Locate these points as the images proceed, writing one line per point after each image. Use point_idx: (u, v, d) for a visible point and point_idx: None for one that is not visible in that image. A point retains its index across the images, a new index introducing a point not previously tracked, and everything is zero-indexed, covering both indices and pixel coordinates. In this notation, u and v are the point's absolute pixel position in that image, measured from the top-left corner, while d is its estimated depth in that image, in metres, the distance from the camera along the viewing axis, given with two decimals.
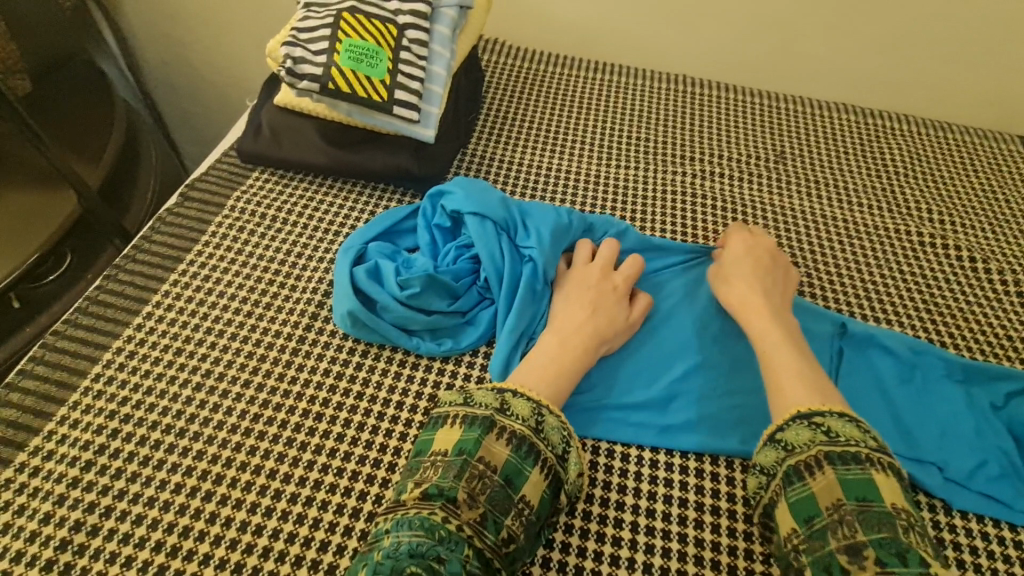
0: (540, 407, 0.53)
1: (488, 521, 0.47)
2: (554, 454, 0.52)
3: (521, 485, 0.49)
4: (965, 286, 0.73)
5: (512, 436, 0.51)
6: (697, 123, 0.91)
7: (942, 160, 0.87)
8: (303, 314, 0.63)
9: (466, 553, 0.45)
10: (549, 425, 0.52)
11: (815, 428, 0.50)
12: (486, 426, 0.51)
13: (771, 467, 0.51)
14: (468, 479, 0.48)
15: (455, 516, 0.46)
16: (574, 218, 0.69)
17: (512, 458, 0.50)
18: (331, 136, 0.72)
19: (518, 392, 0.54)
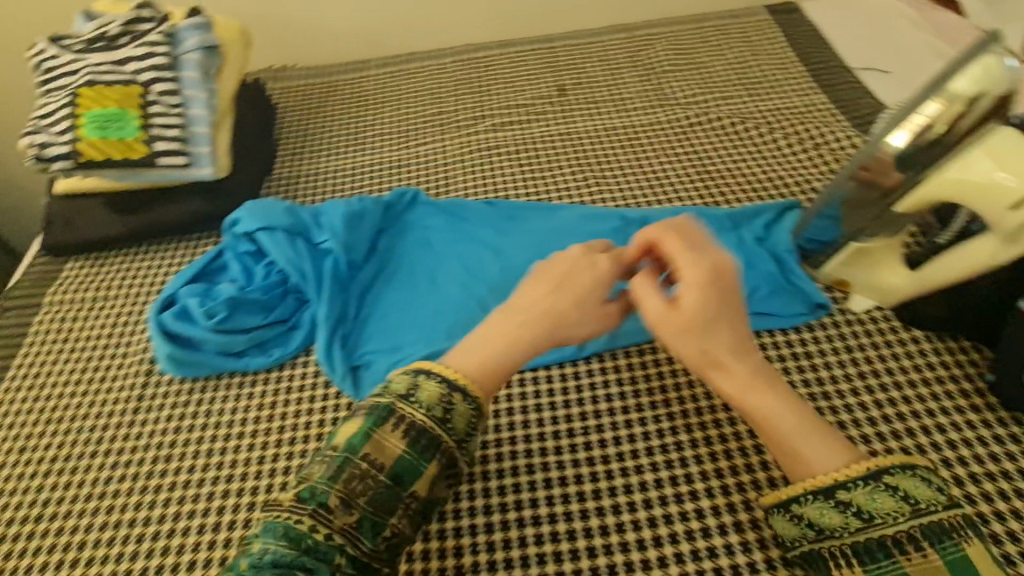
0: (452, 391, 0.43)
1: (363, 523, 0.40)
2: (455, 440, 0.43)
3: (413, 483, 0.41)
4: (718, 148, 0.87)
5: (412, 428, 0.42)
6: (483, 85, 1.02)
7: (685, 55, 1.03)
8: (137, 375, 0.68)
9: (337, 560, 0.38)
10: (457, 415, 0.43)
11: (892, 492, 0.40)
12: (382, 417, 0.42)
13: (836, 530, 0.41)
14: (347, 480, 0.40)
15: (325, 522, 0.39)
16: (367, 203, 0.76)
17: (406, 454, 0.41)
18: (122, 205, 0.77)
19: (434, 373, 0.44)
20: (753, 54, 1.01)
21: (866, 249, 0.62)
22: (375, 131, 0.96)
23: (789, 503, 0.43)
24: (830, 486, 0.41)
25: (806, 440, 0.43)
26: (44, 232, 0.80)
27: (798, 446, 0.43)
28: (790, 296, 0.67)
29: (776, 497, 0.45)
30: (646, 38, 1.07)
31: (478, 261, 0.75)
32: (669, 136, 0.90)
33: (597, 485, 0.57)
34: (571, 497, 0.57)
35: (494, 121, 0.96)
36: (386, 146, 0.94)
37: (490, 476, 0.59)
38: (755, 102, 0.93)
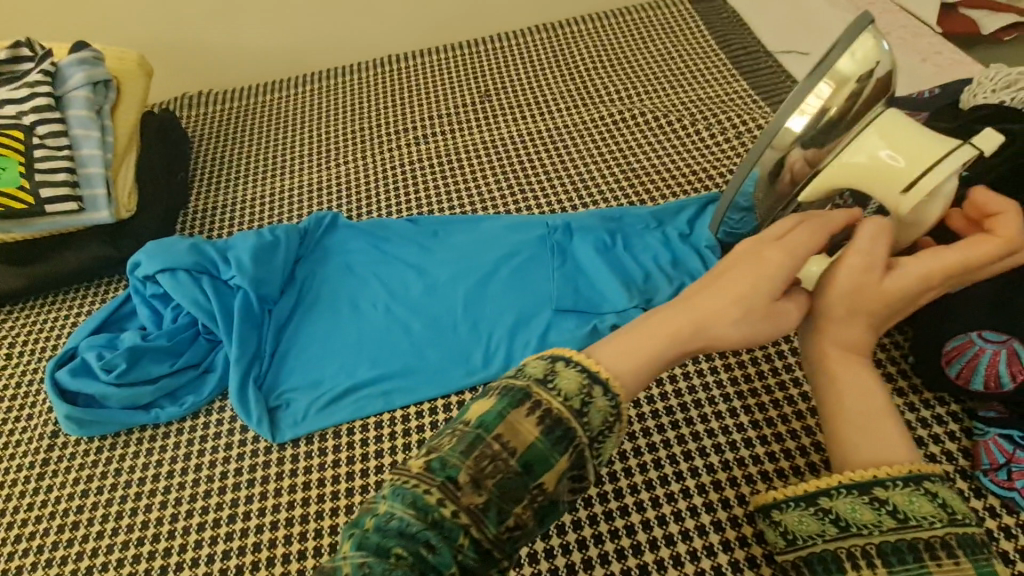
0: (593, 383, 0.36)
1: (492, 511, 0.32)
2: (588, 438, 0.34)
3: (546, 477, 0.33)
4: (643, 144, 0.86)
5: (545, 414, 0.34)
6: (406, 98, 0.99)
7: (608, 51, 1.01)
8: (42, 437, 0.64)
9: (460, 543, 0.32)
10: (595, 412, 0.35)
11: (930, 497, 0.36)
12: (518, 397, 0.34)
13: (865, 527, 0.36)
14: (479, 454, 0.33)
15: (453, 500, 0.32)
16: (279, 233, 0.73)
17: (540, 441, 0.33)
18: (16, 257, 0.72)
19: (572, 358, 0.36)
20: (675, 45, 1.00)
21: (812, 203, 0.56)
22: (296, 154, 0.93)
23: (819, 496, 0.38)
24: (871, 479, 0.37)
25: (875, 436, 0.40)
26: None
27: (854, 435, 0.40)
28: None
29: (800, 487, 0.39)
30: (569, 37, 1.05)
31: (400, 283, 0.73)
32: (594, 136, 0.88)
33: None
34: None
35: (418, 135, 0.93)
36: (307, 169, 0.90)
37: None
38: (679, 94, 0.92)
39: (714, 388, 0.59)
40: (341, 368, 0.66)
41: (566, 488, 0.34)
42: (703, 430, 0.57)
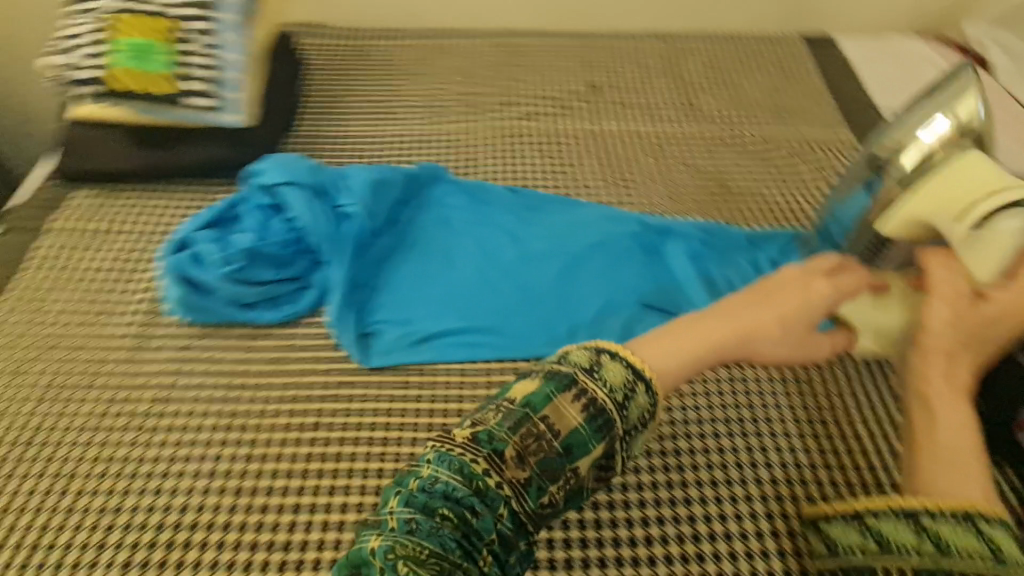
0: (637, 379, 0.44)
1: (532, 485, 0.39)
2: (623, 427, 0.42)
3: (582, 458, 0.41)
4: (740, 170, 0.89)
5: (590, 402, 0.41)
6: (516, 70, 1.00)
7: (719, 75, 1.04)
8: (139, 313, 0.66)
9: (500, 511, 0.38)
10: (621, 399, 0.42)
11: (976, 534, 0.39)
12: (564, 384, 0.42)
13: (904, 549, 0.40)
14: (523, 434, 0.40)
15: (497, 470, 0.39)
16: (392, 174, 0.75)
17: (581, 428, 0.41)
18: (143, 141, 0.75)
19: (615, 354, 0.44)
20: (784, 82, 1.03)
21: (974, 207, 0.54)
22: (405, 101, 0.94)
23: (864, 514, 0.43)
24: (930, 506, 0.41)
25: (952, 463, 0.43)
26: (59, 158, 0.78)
27: (930, 458, 0.44)
28: None
29: (851, 505, 0.45)
30: (683, 50, 1.07)
31: (496, 247, 0.76)
32: (694, 153, 0.91)
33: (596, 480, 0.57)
34: None
35: (525, 110, 0.95)
36: (414, 118, 0.92)
37: None
38: (782, 130, 0.95)
39: (788, 409, 0.62)
40: (429, 314, 0.68)
41: (592, 475, 0.42)
42: (775, 445, 0.59)
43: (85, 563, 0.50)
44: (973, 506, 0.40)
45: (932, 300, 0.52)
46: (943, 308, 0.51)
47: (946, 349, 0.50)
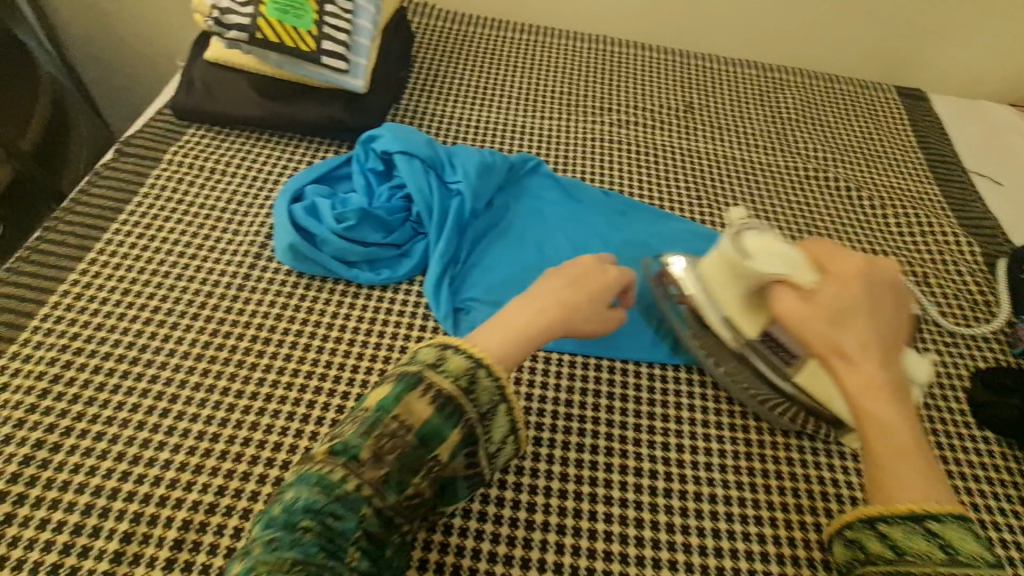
0: (478, 366, 0.44)
1: (391, 480, 0.41)
2: (478, 413, 0.44)
3: (437, 446, 0.42)
4: (830, 207, 0.89)
5: (438, 395, 0.43)
6: (615, 79, 1.01)
7: (813, 110, 1.04)
8: (247, 255, 0.70)
9: (364, 511, 0.40)
10: (481, 390, 0.44)
11: (931, 538, 0.42)
12: (412, 384, 0.43)
13: (920, 555, 0.42)
14: (378, 437, 0.42)
15: (355, 474, 0.41)
16: (497, 158, 0.77)
17: (434, 418, 0.42)
18: (263, 89, 0.77)
19: (457, 346, 0.45)
20: (876, 128, 1.03)
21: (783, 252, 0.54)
22: (505, 90, 0.96)
23: (878, 520, 0.44)
24: (924, 513, 0.43)
25: (903, 454, 0.45)
26: (176, 91, 0.80)
27: (891, 458, 0.45)
28: None
29: (865, 510, 0.45)
30: (779, 80, 1.07)
31: (587, 245, 0.77)
32: (786, 184, 0.91)
33: (667, 484, 0.60)
34: (643, 488, 0.60)
35: (621, 118, 0.96)
36: (513, 108, 0.93)
37: (568, 448, 0.62)
38: (873, 175, 0.95)
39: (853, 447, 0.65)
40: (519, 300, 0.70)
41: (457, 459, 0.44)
42: (845, 481, 0.62)
43: (201, 483, 0.54)
44: (941, 503, 0.43)
45: (818, 287, 0.51)
46: (825, 291, 0.51)
47: (851, 326, 0.49)
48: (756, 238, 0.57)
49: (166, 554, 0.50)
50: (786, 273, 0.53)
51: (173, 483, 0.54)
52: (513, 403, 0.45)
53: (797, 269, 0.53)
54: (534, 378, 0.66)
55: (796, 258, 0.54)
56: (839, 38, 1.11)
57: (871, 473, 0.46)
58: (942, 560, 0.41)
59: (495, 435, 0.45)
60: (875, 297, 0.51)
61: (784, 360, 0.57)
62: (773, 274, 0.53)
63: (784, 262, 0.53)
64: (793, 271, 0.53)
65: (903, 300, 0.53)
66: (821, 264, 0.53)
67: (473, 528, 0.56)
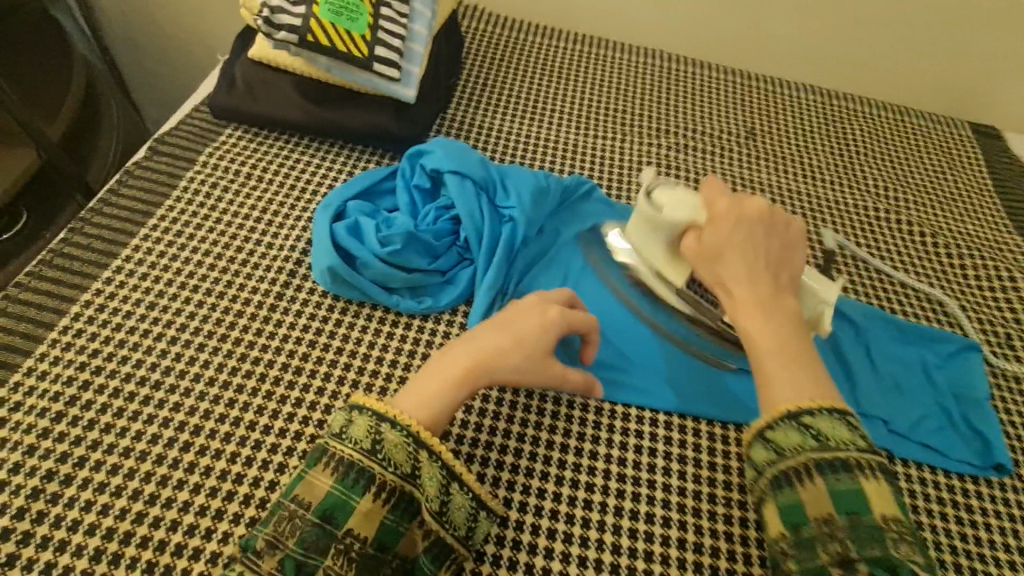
0: (382, 422, 0.45)
1: (290, 564, 0.41)
2: (398, 475, 0.44)
3: (344, 521, 0.43)
4: (903, 253, 0.82)
5: (341, 463, 0.44)
6: (673, 98, 0.95)
7: (886, 144, 0.96)
8: (281, 272, 0.65)
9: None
10: (390, 444, 0.45)
11: (804, 431, 0.44)
12: (318, 458, 0.45)
13: (795, 449, 0.44)
14: (275, 523, 0.43)
15: (254, 569, 0.41)
16: (552, 181, 0.72)
17: (335, 490, 0.43)
18: (308, 93, 0.73)
19: (359, 407, 0.46)
20: (955, 166, 0.95)
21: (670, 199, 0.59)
22: (556, 106, 0.90)
23: (763, 429, 0.46)
24: (801, 409, 0.45)
25: (788, 360, 0.48)
26: (215, 89, 0.76)
27: (773, 363, 0.48)
28: (962, 441, 0.63)
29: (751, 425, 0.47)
30: (847, 110, 1.00)
31: None
32: (855, 223, 0.84)
33: (730, 565, 0.54)
34: (704, 568, 0.53)
35: (678, 141, 0.90)
36: (565, 125, 0.88)
37: (620, 514, 0.55)
38: (950, 218, 0.87)
39: (942, 534, 0.57)
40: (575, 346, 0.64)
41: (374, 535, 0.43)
42: None
43: (220, 532, 0.49)
44: (819, 402, 0.45)
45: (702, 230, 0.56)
46: (706, 233, 0.55)
47: (737, 256, 0.53)
48: (668, 191, 0.60)
49: None
50: (689, 220, 0.58)
51: (191, 530, 0.49)
52: (433, 447, 0.46)
53: (685, 209, 0.58)
54: (583, 430, 0.60)
55: (693, 204, 0.58)
56: (918, 66, 1.02)
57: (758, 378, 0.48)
58: (813, 448, 0.43)
59: (431, 492, 0.45)
60: (758, 231, 0.54)
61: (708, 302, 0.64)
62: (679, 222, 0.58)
63: (686, 210, 0.58)
64: (695, 218, 0.57)
65: (792, 233, 0.56)
66: (706, 204, 0.57)
67: None
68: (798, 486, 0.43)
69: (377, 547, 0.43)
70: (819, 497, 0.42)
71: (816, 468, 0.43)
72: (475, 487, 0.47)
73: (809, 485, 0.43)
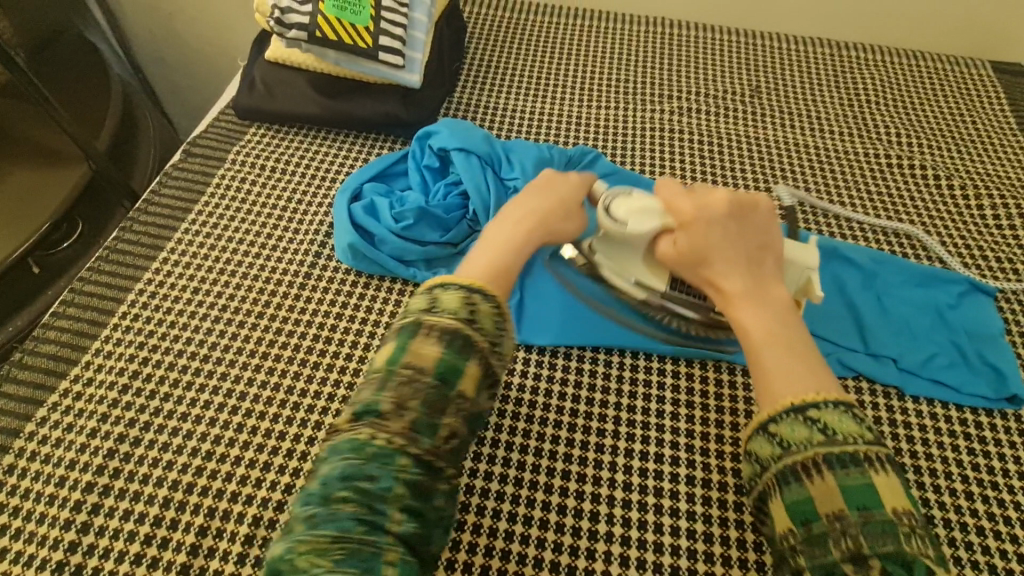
0: (472, 294, 0.46)
1: (420, 423, 0.41)
2: (490, 342, 0.45)
3: (457, 383, 0.43)
4: (915, 198, 0.81)
5: (441, 333, 0.43)
6: (675, 63, 0.96)
7: (895, 92, 0.94)
8: (307, 254, 0.70)
9: (401, 465, 0.39)
10: (483, 315, 0.45)
11: (811, 424, 0.43)
12: (413, 331, 0.44)
13: (800, 443, 0.43)
14: (392, 387, 0.41)
15: (382, 430, 0.40)
16: (555, 152, 0.75)
17: (444, 354, 0.43)
18: (322, 88, 0.78)
19: (450, 284, 0.46)
20: (972, 108, 0.92)
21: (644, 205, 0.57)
22: (553, 82, 0.92)
23: (766, 423, 0.45)
24: (805, 403, 0.44)
25: (784, 353, 0.48)
26: (238, 92, 0.82)
27: (770, 355, 0.48)
28: (976, 376, 0.63)
29: (755, 419, 0.46)
30: (855, 61, 0.98)
31: None
32: (863, 172, 0.84)
33: (739, 498, 0.57)
34: (713, 501, 0.56)
35: (680, 105, 0.91)
36: (566, 99, 0.90)
37: (631, 455, 0.59)
38: (965, 159, 0.86)
39: (955, 465, 0.58)
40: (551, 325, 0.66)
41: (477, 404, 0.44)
42: (948, 501, 0.56)
43: (269, 480, 0.55)
44: (823, 394, 0.45)
45: (675, 231, 0.55)
46: (680, 236, 0.55)
47: (717, 256, 0.53)
48: (624, 202, 0.58)
49: (239, 549, 0.52)
50: (660, 226, 0.56)
51: (245, 479, 0.55)
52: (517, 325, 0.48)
53: (645, 212, 0.57)
54: (594, 382, 0.64)
55: (655, 208, 0.57)
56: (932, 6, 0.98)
57: (757, 376, 0.48)
58: (820, 442, 0.43)
59: (509, 359, 0.47)
60: (730, 225, 0.54)
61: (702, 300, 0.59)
62: (652, 230, 0.56)
63: (653, 216, 0.57)
64: (664, 221, 0.56)
65: (765, 219, 0.56)
66: (670, 205, 0.56)
67: (533, 535, 0.54)
68: (808, 483, 0.42)
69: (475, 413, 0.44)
70: (830, 492, 0.42)
71: (825, 462, 0.42)
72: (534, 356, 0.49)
73: (819, 482, 0.42)
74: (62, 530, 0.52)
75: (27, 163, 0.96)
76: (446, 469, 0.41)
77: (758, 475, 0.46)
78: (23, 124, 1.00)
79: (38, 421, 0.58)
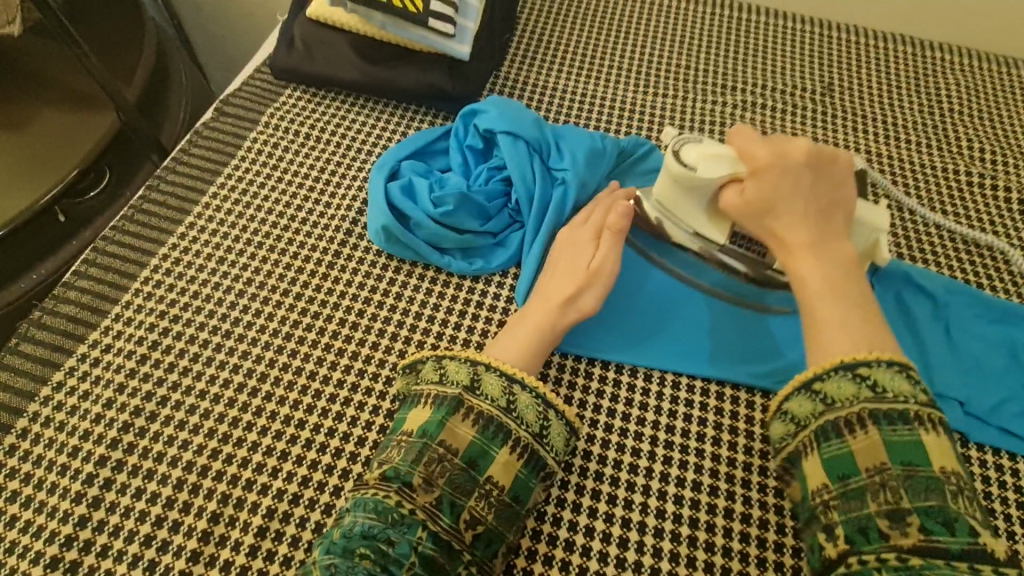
0: (513, 383, 0.50)
1: (443, 503, 0.46)
2: (530, 433, 0.49)
3: (487, 467, 0.48)
4: (996, 223, 0.74)
5: (479, 416, 0.49)
6: (742, 52, 0.88)
7: (982, 101, 0.86)
8: (338, 230, 0.66)
9: (418, 535, 0.44)
10: (522, 404, 0.50)
11: (861, 381, 0.45)
12: (454, 407, 0.49)
13: (846, 400, 0.45)
14: (427, 463, 0.47)
15: (409, 500, 0.45)
16: (608, 142, 0.69)
17: (477, 439, 0.48)
18: (365, 53, 0.73)
19: (491, 366, 0.51)
20: None
21: (718, 154, 0.54)
22: (610, 63, 0.86)
23: (812, 381, 0.47)
24: (857, 361, 0.46)
25: (838, 309, 0.48)
26: (276, 50, 0.77)
27: (823, 312, 0.48)
28: None
29: (797, 378, 0.48)
30: (940, 64, 0.89)
31: None
32: (941, 189, 0.77)
33: (779, 537, 0.52)
34: (752, 538, 0.52)
35: (745, 99, 0.84)
36: (622, 83, 0.84)
37: (666, 480, 0.55)
38: None
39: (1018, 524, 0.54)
40: (584, 330, 0.62)
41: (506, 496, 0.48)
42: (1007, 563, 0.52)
43: (286, 471, 0.53)
44: (878, 353, 0.46)
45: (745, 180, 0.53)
46: (749, 184, 0.53)
47: (784, 206, 0.51)
48: (695, 148, 0.55)
49: (251, 540, 0.50)
50: (729, 174, 0.53)
51: (261, 467, 0.53)
52: (559, 407, 0.51)
53: (716, 159, 0.54)
54: (632, 396, 0.59)
55: (728, 156, 0.54)
56: None
57: (807, 331, 0.49)
58: (868, 398, 0.45)
59: (558, 446, 0.51)
60: (805, 173, 0.52)
61: (761, 256, 0.58)
62: (720, 178, 0.54)
63: (724, 164, 0.54)
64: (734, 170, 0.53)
65: (844, 172, 0.53)
66: (743, 154, 0.53)
67: (558, 557, 0.51)
68: (849, 439, 0.45)
69: (513, 497, 0.48)
70: (872, 446, 0.44)
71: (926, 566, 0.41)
72: (567, 414, 0.52)
73: (862, 437, 0.44)
74: (73, 503, 0.51)
75: (58, 107, 0.93)
76: (464, 554, 0.45)
77: (792, 433, 0.48)
78: (58, 69, 0.97)
79: (54, 385, 0.56)
